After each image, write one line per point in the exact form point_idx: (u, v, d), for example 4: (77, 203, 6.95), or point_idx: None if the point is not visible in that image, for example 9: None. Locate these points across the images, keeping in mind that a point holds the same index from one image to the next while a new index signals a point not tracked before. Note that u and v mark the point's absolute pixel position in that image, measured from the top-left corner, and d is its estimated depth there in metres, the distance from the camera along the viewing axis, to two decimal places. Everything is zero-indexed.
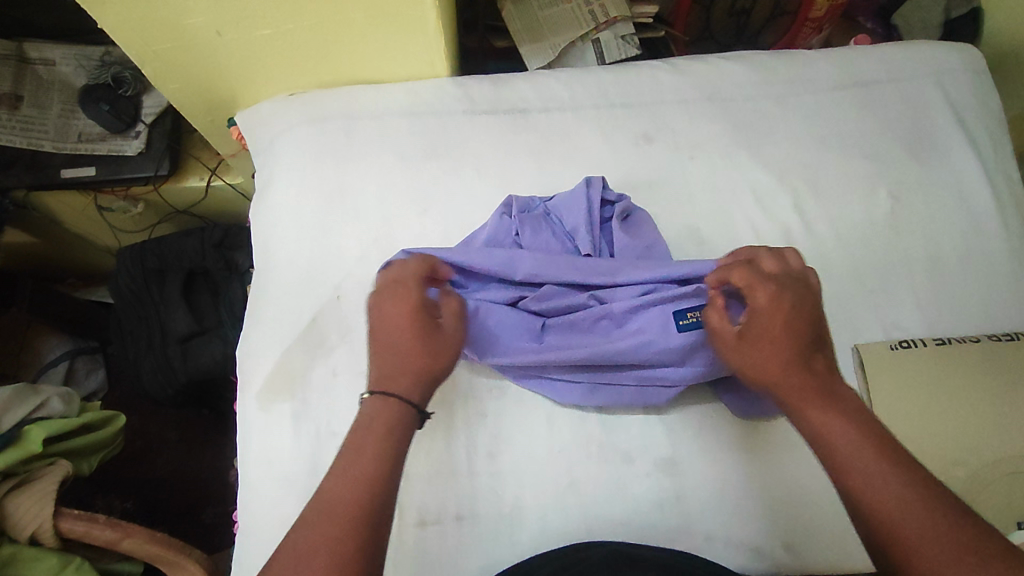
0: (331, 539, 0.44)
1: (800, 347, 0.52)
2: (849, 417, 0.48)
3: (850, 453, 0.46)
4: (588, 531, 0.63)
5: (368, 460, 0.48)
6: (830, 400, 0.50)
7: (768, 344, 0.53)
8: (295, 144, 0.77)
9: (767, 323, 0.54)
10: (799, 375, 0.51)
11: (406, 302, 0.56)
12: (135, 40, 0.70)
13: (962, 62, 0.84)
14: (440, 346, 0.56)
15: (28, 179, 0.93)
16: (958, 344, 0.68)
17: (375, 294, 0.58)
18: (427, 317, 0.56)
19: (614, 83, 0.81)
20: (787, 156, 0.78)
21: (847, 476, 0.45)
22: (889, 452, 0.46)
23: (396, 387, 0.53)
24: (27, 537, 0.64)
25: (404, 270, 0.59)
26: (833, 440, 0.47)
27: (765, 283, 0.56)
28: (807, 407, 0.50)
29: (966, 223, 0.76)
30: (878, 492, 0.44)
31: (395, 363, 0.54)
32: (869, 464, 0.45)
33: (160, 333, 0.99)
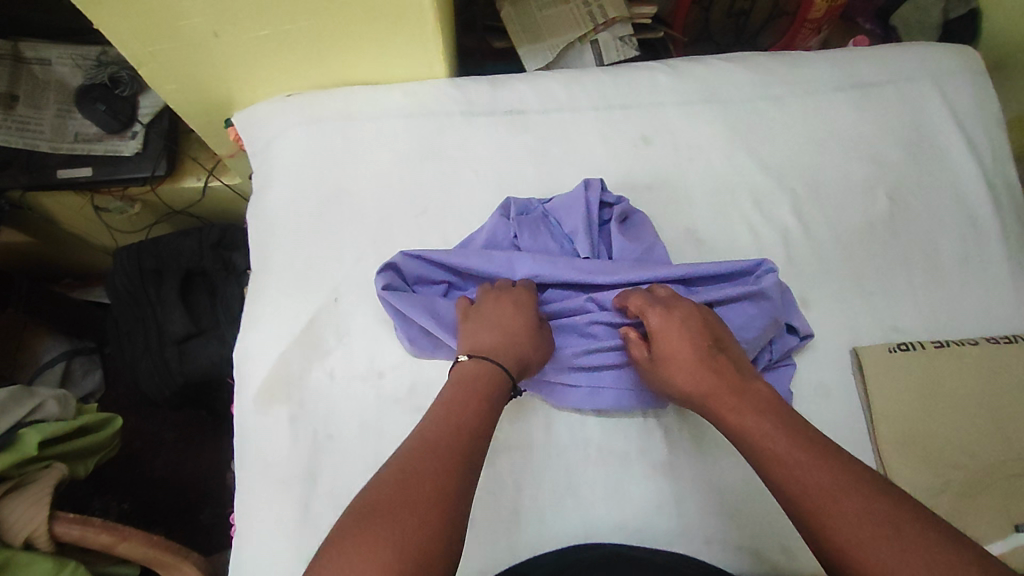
0: (437, 470, 0.46)
1: (708, 358, 0.58)
2: (763, 414, 0.53)
3: (768, 449, 0.50)
4: (587, 535, 0.63)
5: (471, 413, 0.52)
6: (739, 398, 0.55)
7: (678, 364, 0.58)
8: (292, 145, 0.77)
9: (669, 345, 0.59)
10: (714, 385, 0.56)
11: (522, 302, 0.63)
12: (132, 40, 0.69)
13: (961, 64, 0.84)
14: (538, 342, 0.62)
15: (25, 179, 0.92)
16: (957, 346, 0.68)
17: (490, 287, 0.66)
18: (536, 317, 0.63)
19: (613, 84, 0.81)
20: (786, 158, 0.78)
21: (773, 469, 0.49)
22: (799, 439, 0.50)
23: (496, 356, 0.58)
24: (22, 541, 0.64)
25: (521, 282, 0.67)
26: (752, 438, 0.51)
27: (653, 307, 0.61)
28: (726, 410, 0.55)
29: (965, 226, 0.76)
30: (798, 480, 0.47)
31: (501, 337, 0.60)
32: (788, 453, 0.49)
33: (157, 334, 0.99)
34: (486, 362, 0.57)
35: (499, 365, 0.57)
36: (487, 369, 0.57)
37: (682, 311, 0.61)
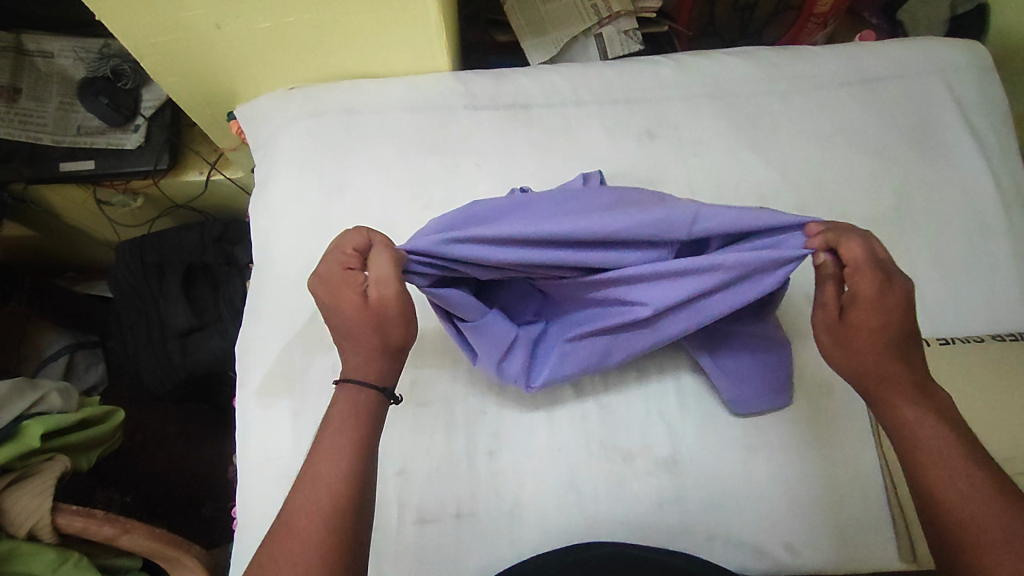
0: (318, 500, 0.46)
1: (901, 341, 0.52)
2: (938, 414, 0.50)
3: (935, 457, 0.48)
4: (589, 532, 0.63)
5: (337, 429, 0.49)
6: (920, 396, 0.51)
7: (868, 336, 0.52)
8: (296, 139, 0.77)
9: (870, 314, 0.52)
10: (897, 370, 0.51)
11: (332, 287, 0.53)
12: (133, 33, 0.69)
13: (970, 59, 0.83)
14: (373, 319, 0.51)
15: (28, 173, 0.93)
16: (961, 344, 0.68)
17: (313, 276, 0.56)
18: (353, 291, 0.52)
19: (618, 78, 0.80)
20: (791, 153, 0.78)
21: (933, 477, 0.48)
22: (977, 460, 0.48)
23: (349, 371, 0.52)
24: (25, 533, 0.64)
25: (334, 245, 0.54)
26: (924, 436, 0.49)
27: (873, 268, 0.52)
28: (899, 401, 0.51)
29: (971, 223, 0.76)
30: (963, 504, 0.46)
31: (345, 347, 0.53)
32: (952, 471, 0.47)
33: (159, 328, 0.99)
34: (340, 385, 0.52)
35: (350, 383, 0.51)
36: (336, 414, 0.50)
37: (899, 287, 0.52)
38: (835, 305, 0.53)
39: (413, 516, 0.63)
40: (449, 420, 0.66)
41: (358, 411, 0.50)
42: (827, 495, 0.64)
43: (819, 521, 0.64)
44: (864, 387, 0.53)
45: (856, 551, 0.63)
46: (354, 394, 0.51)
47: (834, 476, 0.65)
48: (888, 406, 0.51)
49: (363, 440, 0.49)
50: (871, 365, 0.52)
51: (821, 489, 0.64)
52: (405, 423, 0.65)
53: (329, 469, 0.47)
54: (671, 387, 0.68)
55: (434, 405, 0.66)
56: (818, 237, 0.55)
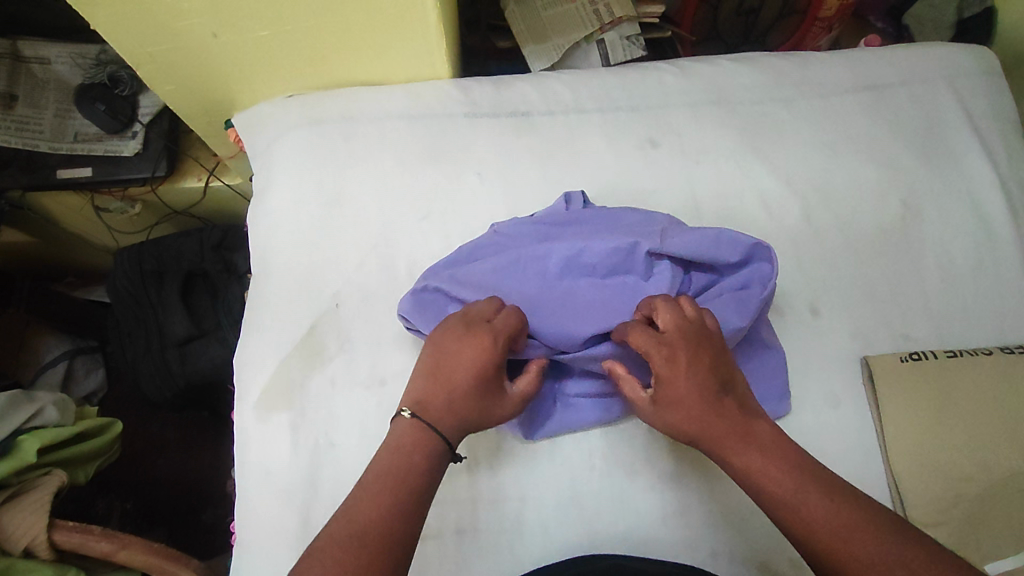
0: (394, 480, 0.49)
1: (712, 398, 0.53)
2: (766, 451, 0.50)
3: (774, 493, 0.48)
4: (592, 547, 0.62)
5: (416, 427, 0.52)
6: (748, 441, 0.51)
7: (681, 408, 0.53)
8: (293, 148, 0.76)
9: (674, 390, 0.53)
10: (717, 427, 0.52)
11: (486, 362, 0.54)
12: (129, 42, 0.68)
13: (976, 65, 0.82)
14: (490, 411, 0.55)
15: (25, 180, 0.92)
16: (970, 356, 0.66)
17: (462, 326, 0.56)
18: (496, 377, 0.55)
19: (620, 85, 0.79)
20: (796, 161, 0.77)
21: (782, 516, 0.47)
22: (812, 481, 0.48)
23: (441, 426, 0.53)
24: (21, 549, 0.64)
25: (501, 321, 0.57)
26: (760, 482, 0.49)
27: (656, 345, 0.54)
28: (731, 457, 0.51)
29: (979, 231, 0.75)
30: (821, 538, 0.45)
31: (452, 404, 0.53)
32: (793, 503, 0.47)
33: (157, 336, 0.98)
34: (416, 425, 0.52)
35: (427, 430, 0.52)
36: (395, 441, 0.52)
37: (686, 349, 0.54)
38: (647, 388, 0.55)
39: None
40: None
41: (418, 445, 0.51)
42: None
43: None
44: (702, 447, 0.53)
45: None
46: (428, 437, 0.52)
47: None
48: (723, 460, 0.51)
49: (431, 455, 0.51)
50: (694, 429, 0.52)
51: None
52: None
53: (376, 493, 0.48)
54: None
55: None
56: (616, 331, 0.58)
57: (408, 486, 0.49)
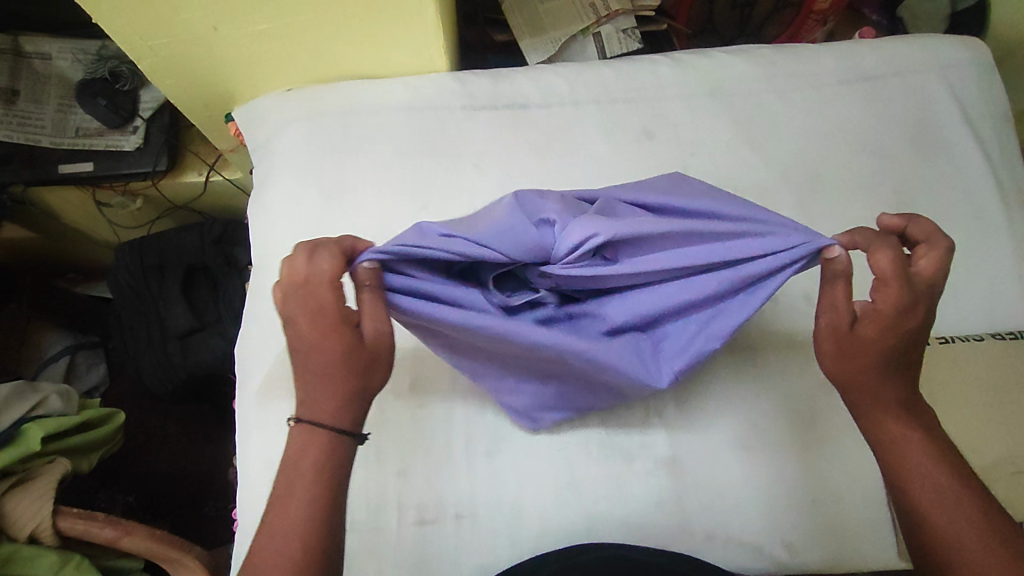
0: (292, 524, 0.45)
1: (900, 360, 0.49)
2: (925, 433, 0.49)
3: (920, 475, 0.47)
4: (589, 531, 0.63)
5: (314, 450, 0.46)
6: (909, 415, 0.49)
7: (873, 353, 0.49)
8: (293, 140, 0.77)
9: (881, 329, 0.48)
10: (889, 389, 0.49)
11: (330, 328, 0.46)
12: (131, 36, 0.69)
13: (970, 56, 0.83)
14: (369, 369, 0.47)
15: (26, 174, 0.93)
16: (960, 343, 0.67)
17: (289, 305, 0.47)
18: (347, 329, 0.47)
19: (617, 77, 0.80)
20: (791, 152, 0.77)
21: (919, 496, 0.47)
22: (967, 485, 0.47)
23: (328, 420, 0.47)
24: (26, 536, 0.65)
25: (317, 275, 0.47)
26: (908, 456, 0.48)
27: (901, 281, 0.47)
28: (885, 420, 0.49)
29: (972, 221, 0.75)
30: (950, 530, 0.45)
31: (328, 391, 0.47)
32: (937, 491, 0.46)
33: (159, 329, 0.99)
34: (300, 432, 0.47)
35: (314, 430, 0.47)
36: (284, 471, 0.47)
37: (922, 301, 0.48)
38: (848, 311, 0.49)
39: (413, 517, 0.63)
40: (448, 420, 0.66)
41: (308, 476, 0.46)
42: (827, 495, 0.64)
43: (817, 520, 0.64)
44: (850, 397, 0.51)
45: (853, 550, 0.63)
46: (323, 449, 0.47)
47: (835, 473, 0.65)
48: (873, 420, 0.50)
49: (329, 482, 0.46)
50: (866, 378, 0.49)
51: (820, 490, 0.64)
52: (405, 426, 0.65)
53: (283, 544, 0.45)
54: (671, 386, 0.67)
55: (433, 405, 0.66)
56: (845, 235, 0.50)
57: (315, 525, 0.45)
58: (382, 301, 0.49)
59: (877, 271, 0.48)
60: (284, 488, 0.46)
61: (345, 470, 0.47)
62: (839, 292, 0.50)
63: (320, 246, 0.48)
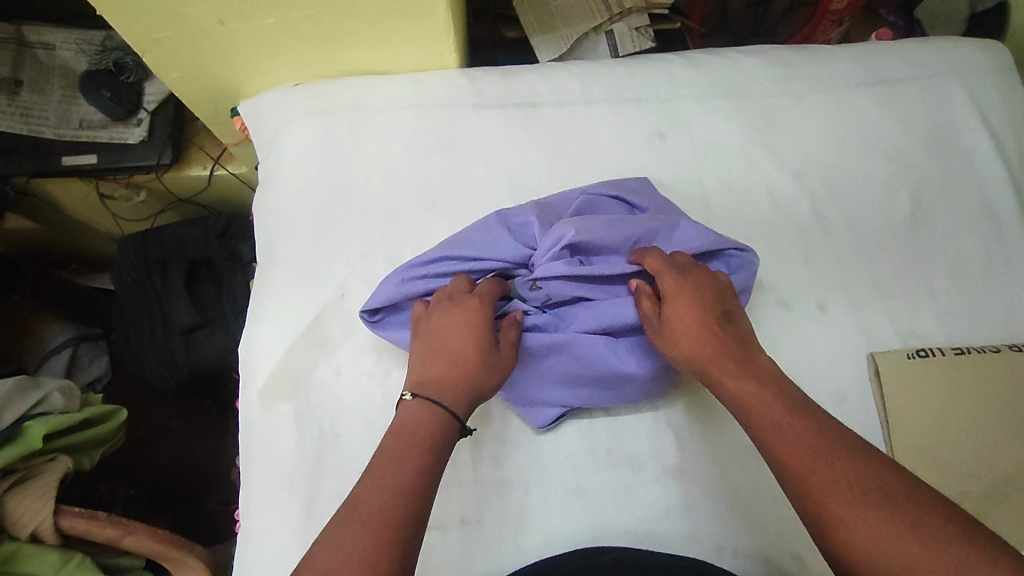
0: (397, 479, 0.47)
1: (712, 324, 0.54)
2: (757, 377, 0.51)
3: (762, 414, 0.49)
4: (595, 539, 0.62)
5: (426, 422, 0.51)
6: (739, 364, 0.52)
7: (683, 324, 0.55)
8: (299, 137, 0.76)
9: (679, 303, 0.55)
10: (712, 346, 0.53)
11: (473, 327, 0.56)
12: (136, 28, 0.68)
13: (989, 60, 0.81)
14: (490, 371, 0.55)
15: (30, 166, 0.92)
16: (977, 353, 0.66)
17: (443, 305, 0.58)
18: (489, 339, 0.56)
19: (629, 77, 0.79)
20: (805, 156, 0.76)
21: (769, 439, 0.48)
22: (800, 411, 0.48)
23: (445, 399, 0.53)
24: (27, 534, 0.64)
25: (480, 292, 0.59)
26: (748, 403, 0.50)
27: (670, 268, 0.57)
28: (721, 374, 0.52)
29: (989, 229, 0.74)
30: (797, 458, 0.46)
31: (450, 374, 0.54)
32: (777, 426, 0.48)
33: (162, 325, 0.98)
34: (419, 404, 0.52)
35: (433, 406, 0.52)
36: (396, 434, 0.51)
37: (698, 275, 0.57)
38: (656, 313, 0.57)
39: None
40: None
41: (418, 442, 0.50)
42: None
43: None
44: (698, 372, 0.54)
45: None
46: (435, 417, 0.52)
47: None
48: (712, 382, 0.53)
49: (433, 447, 0.50)
50: (691, 346, 0.54)
51: None
52: None
53: (385, 495, 0.46)
54: (681, 395, 0.66)
55: None
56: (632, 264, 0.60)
57: (417, 487, 0.47)
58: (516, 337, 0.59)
59: (651, 270, 0.58)
60: (392, 449, 0.49)
61: (447, 451, 0.51)
62: (646, 295, 0.59)
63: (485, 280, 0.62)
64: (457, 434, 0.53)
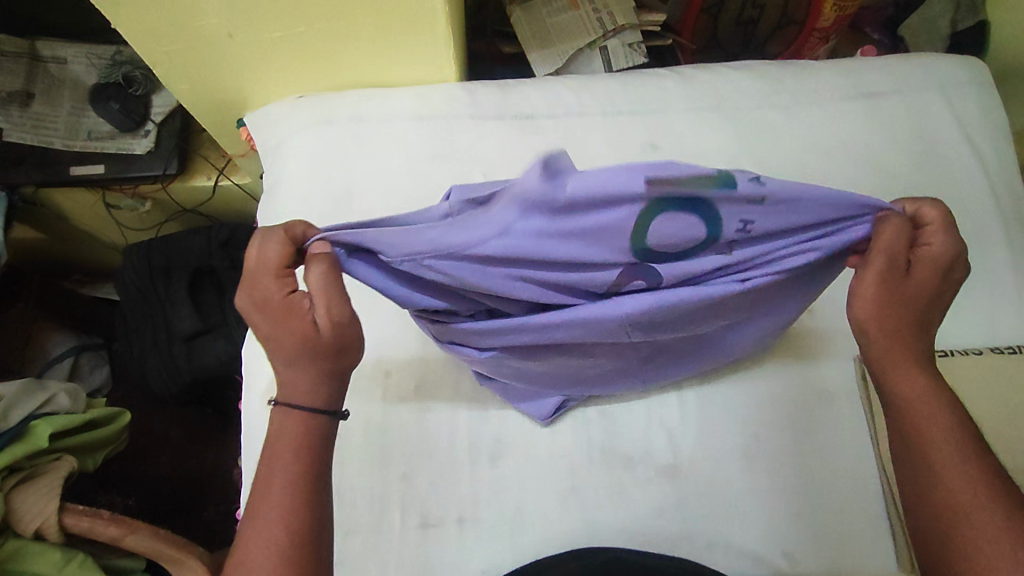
0: (284, 498, 0.48)
1: (921, 317, 0.52)
2: (938, 394, 0.51)
3: (938, 434, 0.50)
4: (590, 537, 0.63)
5: (296, 431, 0.50)
6: (921, 373, 0.52)
7: (913, 295, 0.51)
8: (304, 146, 0.78)
9: (924, 275, 0.50)
10: (906, 346, 0.52)
11: (276, 319, 0.49)
12: (147, 41, 0.71)
13: (969, 75, 0.84)
14: (321, 352, 0.49)
15: (38, 176, 0.94)
16: (959, 355, 0.68)
17: (242, 294, 0.50)
18: (297, 323, 0.48)
19: (622, 91, 0.81)
20: (794, 166, 0.79)
21: (931, 458, 0.49)
22: (973, 447, 0.49)
23: (298, 399, 0.50)
24: (32, 531, 0.66)
25: (263, 264, 0.49)
26: (920, 413, 0.51)
27: (952, 235, 0.50)
28: (899, 377, 0.52)
29: (970, 237, 0.77)
30: (958, 488, 0.48)
31: (287, 374, 0.50)
32: (948, 450, 0.49)
33: (164, 332, 1.00)
34: (278, 410, 0.50)
35: (294, 406, 0.50)
36: (266, 451, 0.50)
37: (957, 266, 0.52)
38: (903, 257, 0.50)
39: (416, 521, 0.63)
40: (451, 426, 0.67)
41: (292, 451, 0.49)
42: (831, 504, 0.64)
43: (820, 528, 0.64)
44: (875, 348, 0.52)
45: (856, 562, 0.63)
46: (302, 420, 0.50)
47: (837, 483, 0.65)
48: (888, 376, 0.52)
49: (313, 451, 0.50)
50: (895, 332, 0.51)
51: (819, 499, 0.65)
52: (409, 429, 0.66)
53: (274, 517, 0.48)
54: (673, 394, 0.69)
55: (439, 409, 0.67)
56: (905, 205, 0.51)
57: (306, 493, 0.49)
58: (333, 279, 0.48)
59: (927, 225, 0.50)
60: (267, 468, 0.49)
61: (326, 442, 0.51)
62: (892, 235, 0.49)
63: (276, 227, 0.50)
64: (332, 420, 0.51)
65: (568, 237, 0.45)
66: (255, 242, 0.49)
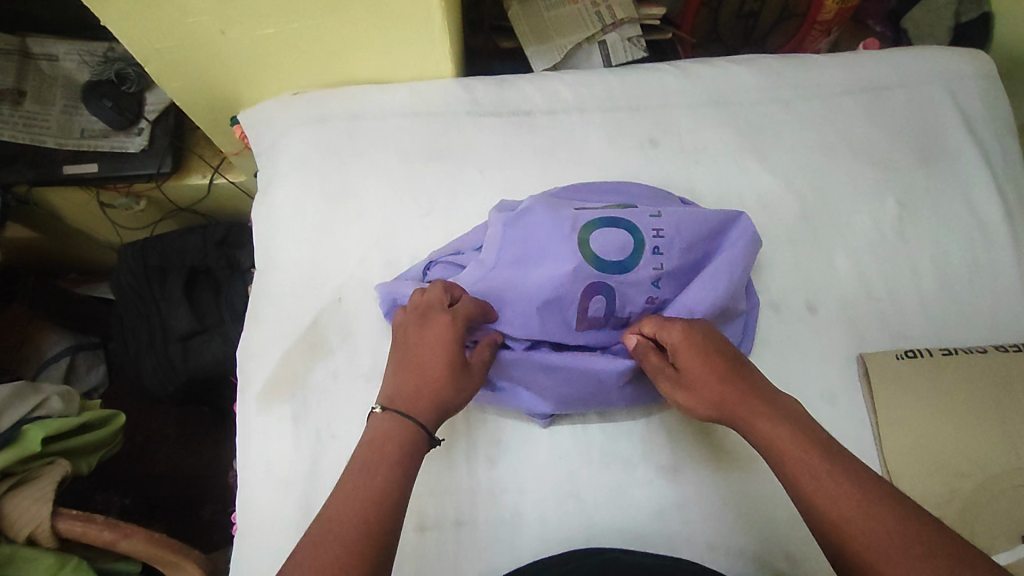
0: (374, 489, 0.46)
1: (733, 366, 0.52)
2: (787, 417, 0.49)
3: (801, 463, 0.46)
4: (589, 538, 0.62)
5: (399, 434, 0.49)
6: (768, 404, 0.50)
7: (700, 378, 0.52)
8: (297, 144, 0.77)
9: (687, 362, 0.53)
10: (737, 393, 0.51)
11: (438, 344, 0.53)
12: (139, 39, 0.69)
13: (973, 68, 0.83)
14: (457, 390, 0.53)
15: (32, 175, 0.93)
16: (964, 354, 0.67)
17: (414, 316, 0.55)
18: (460, 360, 0.54)
19: (621, 85, 0.80)
20: (795, 162, 0.78)
21: (806, 493, 0.45)
22: (830, 454, 0.46)
23: (413, 413, 0.51)
24: (25, 537, 0.65)
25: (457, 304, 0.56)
26: (780, 446, 0.48)
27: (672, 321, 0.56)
28: (754, 417, 0.50)
29: (974, 233, 0.75)
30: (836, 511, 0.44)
31: (415, 388, 0.52)
32: (811, 474, 0.45)
33: (160, 332, 0.99)
34: (388, 416, 0.50)
35: (404, 421, 0.50)
36: (365, 451, 0.49)
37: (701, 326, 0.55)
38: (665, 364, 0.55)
39: (414, 524, 0.62)
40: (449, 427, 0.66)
41: (392, 457, 0.48)
42: None
43: None
44: (726, 416, 0.51)
45: None
46: (409, 428, 0.50)
47: None
48: (747, 422, 0.50)
49: (412, 454, 0.49)
50: (725, 392, 0.51)
51: None
52: None
53: (361, 504, 0.45)
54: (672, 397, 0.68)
55: None
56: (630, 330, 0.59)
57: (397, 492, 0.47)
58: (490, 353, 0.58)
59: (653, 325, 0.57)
60: (366, 460, 0.48)
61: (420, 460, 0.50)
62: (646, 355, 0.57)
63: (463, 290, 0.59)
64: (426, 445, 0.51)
65: (534, 254, 0.61)
66: (443, 287, 0.57)
